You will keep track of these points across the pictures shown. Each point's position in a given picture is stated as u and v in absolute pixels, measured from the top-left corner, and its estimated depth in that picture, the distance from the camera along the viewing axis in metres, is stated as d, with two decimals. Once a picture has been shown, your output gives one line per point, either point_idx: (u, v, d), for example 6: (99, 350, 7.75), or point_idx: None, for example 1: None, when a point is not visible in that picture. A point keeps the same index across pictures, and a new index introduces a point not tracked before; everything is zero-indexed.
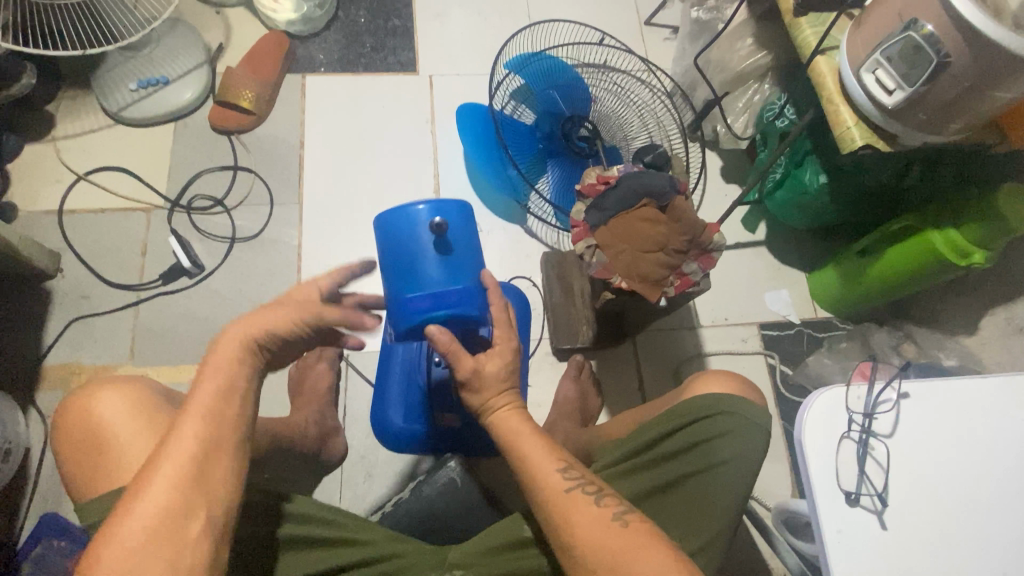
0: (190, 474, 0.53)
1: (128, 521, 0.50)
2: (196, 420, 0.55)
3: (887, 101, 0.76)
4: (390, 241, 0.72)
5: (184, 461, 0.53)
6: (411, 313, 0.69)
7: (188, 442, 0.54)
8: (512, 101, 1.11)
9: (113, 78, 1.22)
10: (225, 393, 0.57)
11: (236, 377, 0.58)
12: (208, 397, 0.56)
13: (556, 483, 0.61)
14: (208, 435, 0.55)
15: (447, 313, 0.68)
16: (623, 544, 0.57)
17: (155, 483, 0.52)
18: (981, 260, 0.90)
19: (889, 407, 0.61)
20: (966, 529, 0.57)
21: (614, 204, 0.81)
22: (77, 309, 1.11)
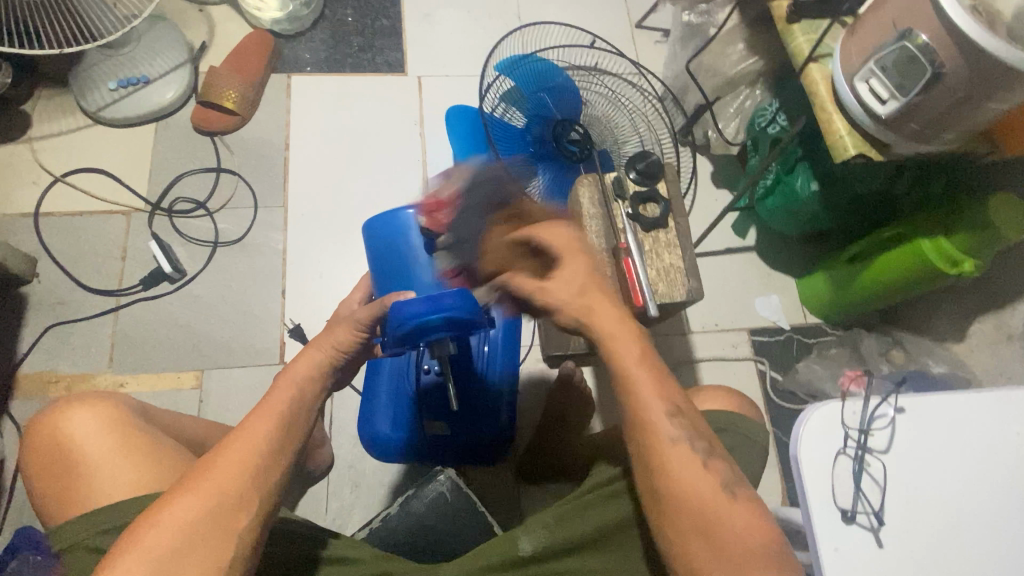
0: (235, 481, 0.51)
1: (159, 528, 0.48)
2: (250, 440, 0.53)
3: (880, 112, 0.76)
4: (383, 244, 0.80)
5: (227, 479, 0.51)
6: (400, 318, 0.62)
7: (248, 447, 0.53)
8: (502, 104, 1.09)
9: (91, 76, 1.18)
10: (284, 418, 0.55)
11: (298, 405, 0.57)
12: (266, 421, 0.55)
13: (685, 477, 0.51)
14: (256, 463, 0.52)
15: (442, 315, 0.61)
16: (725, 513, 0.50)
17: (199, 493, 0.50)
18: (971, 269, 0.90)
19: (884, 422, 0.60)
20: (962, 545, 0.56)
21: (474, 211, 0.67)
22: (54, 315, 1.07)
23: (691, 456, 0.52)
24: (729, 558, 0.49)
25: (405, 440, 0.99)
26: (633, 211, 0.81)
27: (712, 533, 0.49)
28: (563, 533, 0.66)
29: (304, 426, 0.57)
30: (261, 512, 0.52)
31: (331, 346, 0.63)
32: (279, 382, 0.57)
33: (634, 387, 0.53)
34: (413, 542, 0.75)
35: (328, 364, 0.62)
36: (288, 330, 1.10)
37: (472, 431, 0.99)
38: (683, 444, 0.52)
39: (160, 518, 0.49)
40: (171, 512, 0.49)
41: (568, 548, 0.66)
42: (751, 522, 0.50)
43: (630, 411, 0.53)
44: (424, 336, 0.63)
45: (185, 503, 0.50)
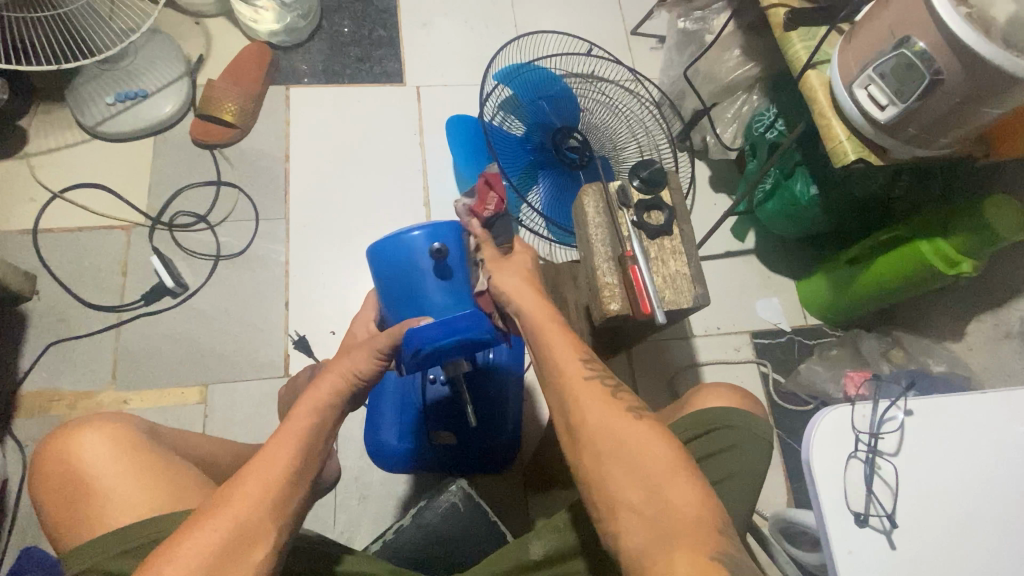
0: (255, 507, 0.51)
1: (179, 562, 0.48)
2: (270, 466, 0.54)
3: (880, 117, 0.77)
4: (388, 270, 0.77)
5: (247, 512, 0.51)
6: (415, 345, 0.63)
7: (268, 474, 0.53)
8: (501, 112, 1.10)
9: (89, 91, 1.18)
10: (302, 449, 0.55)
11: (317, 430, 0.58)
12: (285, 451, 0.55)
13: (597, 407, 0.58)
14: (275, 495, 0.52)
15: (457, 338, 0.64)
16: (637, 436, 0.56)
17: (219, 521, 0.50)
18: (969, 269, 0.91)
19: (894, 425, 0.61)
20: (971, 545, 0.57)
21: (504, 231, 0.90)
22: (55, 332, 1.07)
23: (601, 390, 0.59)
24: (640, 474, 0.54)
25: (412, 451, 1.00)
26: (637, 218, 0.81)
27: (656, 484, 0.53)
28: (571, 540, 0.67)
29: (321, 457, 0.57)
30: (279, 545, 0.52)
31: (351, 374, 0.61)
32: (298, 410, 0.58)
33: (552, 340, 0.62)
34: (428, 553, 0.75)
35: (347, 392, 0.61)
36: (292, 341, 1.10)
37: (478, 439, 1.00)
38: (594, 380, 0.60)
39: (179, 552, 0.48)
40: (189, 545, 0.49)
41: (577, 554, 0.67)
42: (657, 441, 0.56)
43: (548, 358, 0.61)
44: (438, 359, 0.66)
45: (205, 531, 0.50)
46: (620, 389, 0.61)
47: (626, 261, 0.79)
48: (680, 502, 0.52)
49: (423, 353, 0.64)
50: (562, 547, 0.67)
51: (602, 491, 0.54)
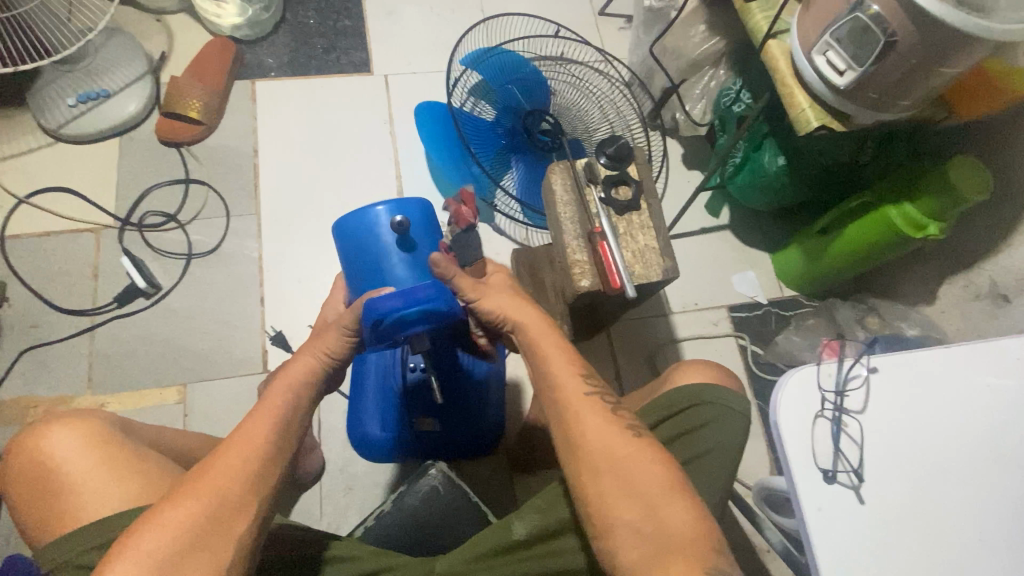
0: (235, 482, 0.51)
1: (160, 530, 0.48)
2: (250, 441, 0.54)
3: (838, 82, 0.78)
4: (352, 245, 0.76)
5: (229, 482, 0.51)
6: (377, 314, 0.62)
7: (247, 448, 0.53)
8: (471, 98, 1.09)
9: (49, 94, 1.16)
10: (281, 420, 0.56)
11: (294, 407, 0.58)
12: (264, 423, 0.55)
13: (597, 425, 0.59)
14: (255, 464, 0.53)
15: (421, 308, 0.64)
16: (633, 452, 0.58)
17: (198, 495, 0.50)
18: (937, 232, 0.92)
19: (859, 382, 0.62)
20: (937, 496, 0.58)
21: (482, 239, 0.79)
22: (28, 339, 1.05)
23: (602, 409, 0.60)
24: (641, 494, 0.55)
25: (395, 439, 1.00)
26: (605, 195, 0.82)
27: (657, 507, 0.55)
28: (558, 515, 0.67)
29: (300, 428, 0.58)
30: (260, 514, 0.52)
31: (323, 352, 0.62)
32: (276, 383, 0.58)
33: (551, 357, 0.62)
34: (410, 537, 0.75)
35: (321, 369, 0.62)
36: (269, 337, 1.09)
37: (460, 425, 1.01)
38: (593, 398, 0.61)
39: (160, 521, 0.48)
40: (173, 512, 0.49)
41: (565, 529, 0.67)
42: (654, 459, 0.58)
43: (548, 376, 0.62)
44: (401, 331, 0.64)
45: (185, 505, 0.49)
46: (619, 405, 0.62)
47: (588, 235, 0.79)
48: (679, 523, 0.54)
49: (385, 322, 0.63)
50: (549, 523, 0.67)
51: (604, 510, 0.56)
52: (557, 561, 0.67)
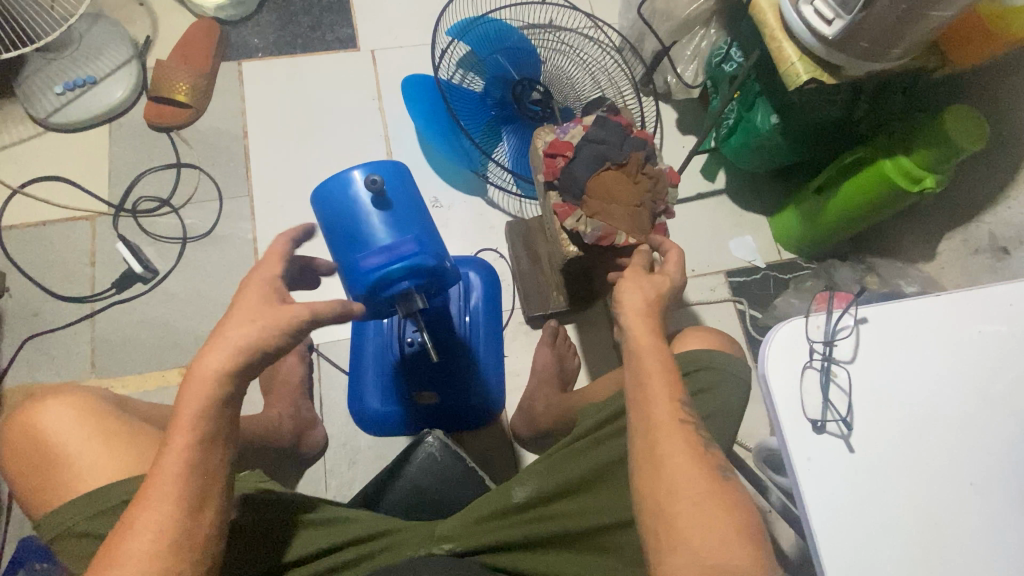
0: (178, 506, 0.50)
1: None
2: (177, 460, 0.51)
3: (827, 33, 0.76)
4: (332, 211, 0.76)
5: (169, 509, 0.49)
6: (364, 272, 0.71)
7: (177, 472, 0.50)
8: (459, 71, 1.08)
9: (37, 83, 1.16)
10: (205, 431, 0.52)
11: (214, 409, 0.52)
12: (177, 461, 0.50)
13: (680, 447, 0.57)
14: (177, 512, 0.50)
15: (404, 264, 0.70)
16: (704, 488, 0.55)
17: (145, 528, 0.49)
18: (933, 184, 0.91)
19: (848, 332, 0.62)
20: (929, 441, 0.59)
21: (598, 152, 0.78)
22: (30, 327, 1.07)
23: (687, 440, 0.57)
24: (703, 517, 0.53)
25: (395, 413, 1.03)
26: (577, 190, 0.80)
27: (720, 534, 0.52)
28: (558, 478, 0.68)
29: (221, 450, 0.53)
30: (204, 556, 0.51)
31: (240, 344, 0.53)
32: (184, 402, 0.52)
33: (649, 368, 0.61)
34: (408, 502, 0.77)
35: (241, 365, 0.53)
36: None
37: (461, 395, 1.04)
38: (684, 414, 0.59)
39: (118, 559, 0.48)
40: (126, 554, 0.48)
41: (565, 492, 0.68)
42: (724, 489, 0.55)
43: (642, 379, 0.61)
44: (387, 289, 0.71)
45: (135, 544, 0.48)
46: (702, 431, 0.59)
47: (649, 156, 0.80)
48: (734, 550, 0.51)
49: (373, 279, 0.70)
50: (550, 485, 0.68)
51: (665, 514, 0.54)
52: (553, 525, 0.66)
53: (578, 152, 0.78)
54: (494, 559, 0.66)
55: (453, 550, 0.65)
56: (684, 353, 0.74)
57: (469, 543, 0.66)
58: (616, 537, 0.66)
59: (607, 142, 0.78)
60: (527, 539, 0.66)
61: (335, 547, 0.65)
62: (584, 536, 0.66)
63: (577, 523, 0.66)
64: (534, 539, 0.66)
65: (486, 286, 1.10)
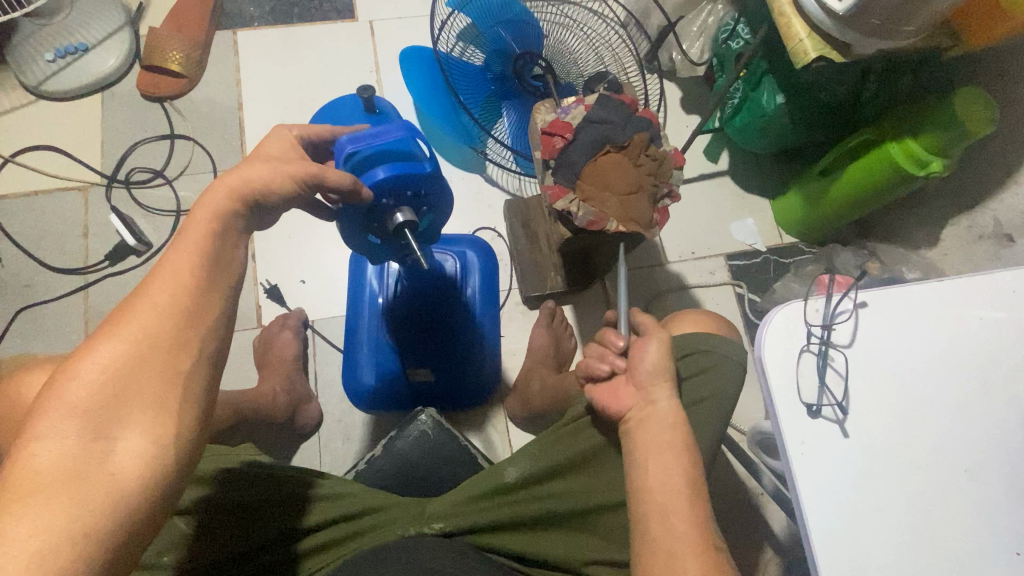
0: (173, 306, 0.46)
1: (81, 379, 0.42)
2: (174, 271, 0.47)
3: (838, 8, 0.74)
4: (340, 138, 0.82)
5: (160, 308, 0.45)
6: (345, 150, 0.62)
7: (171, 280, 0.46)
8: (459, 43, 1.05)
9: (27, 49, 1.13)
10: (208, 250, 0.49)
11: (221, 234, 0.50)
12: (189, 255, 0.48)
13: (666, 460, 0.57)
14: (186, 300, 0.46)
15: (387, 145, 0.62)
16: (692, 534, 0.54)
17: (130, 326, 0.44)
18: (940, 168, 0.89)
19: (847, 317, 0.61)
20: (925, 426, 0.58)
21: (597, 135, 0.75)
22: (24, 298, 1.06)
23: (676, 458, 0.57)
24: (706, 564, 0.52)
25: (389, 390, 1.02)
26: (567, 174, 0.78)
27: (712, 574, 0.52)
28: (550, 459, 0.68)
29: (236, 261, 0.51)
30: (205, 356, 0.46)
31: (240, 180, 0.52)
32: (196, 219, 0.50)
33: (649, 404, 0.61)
34: (400, 479, 0.77)
35: (247, 197, 0.52)
36: (264, 291, 1.09)
37: (457, 374, 1.04)
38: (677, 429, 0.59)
39: (97, 351, 0.43)
40: (107, 344, 0.43)
41: (555, 474, 0.67)
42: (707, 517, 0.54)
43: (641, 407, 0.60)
44: (364, 171, 0.62)
45: (117, 339, 0.43)
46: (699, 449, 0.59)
47: (654, 137, 0.77)
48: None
49: (357, 157, 0.62)
50: (541, 467, 0.67)
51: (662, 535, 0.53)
52: (543, 505, 0.66)
53: (575, 136, 0.76)
54: (482, 539, 0.65)
55: (442, 530, 0.65)
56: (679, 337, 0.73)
57: (459, 523, 0.65)
58: (607, 518, 0.66)
59: (608, 122, 0.76)
60: (516, 517, 0.65)
61: (331, 523, 0.65)
62: (575, 517, 0.66)
63: (566, 503, 0.66)
64: (522, 518, 0.65)
65: (484, 265, 1.09)
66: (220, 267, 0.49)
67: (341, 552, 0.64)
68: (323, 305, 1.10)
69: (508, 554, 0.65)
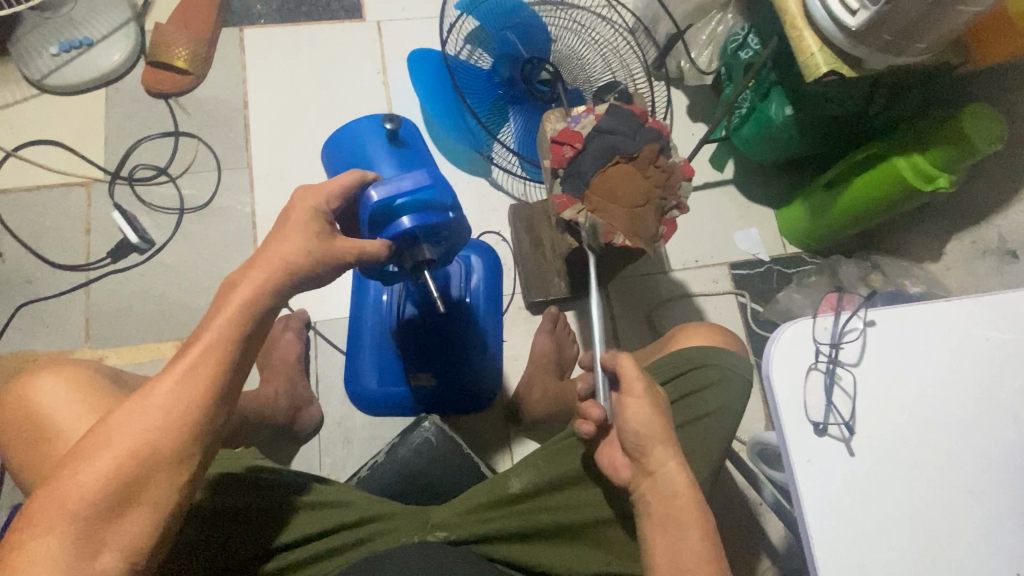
0: (181, 415, 0.48)
1: (87, 479, 0.45)
2: (191, 369, 0.49)
3: (851, 23, 0.73)
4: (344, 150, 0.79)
5: (167, 415, 0.47)
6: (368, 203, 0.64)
7: (188, 382, 0.49)
8: (467, 46, 1.05)
9: (32, 43, 1.12)
10: (228, 349, 0.50)
11: (244, 325, 0.51)
12: (210, 354, 0.50)
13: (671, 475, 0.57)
14: (196, 409, 0.49)
15: (409, 197, 0.64)
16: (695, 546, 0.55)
17: (136, 429, 0.47)
18: (945, 184, 0.90)
19: (855, 335, 0.61)
20: (931, 447, 0.58)
21: (607, 145, 0.75)
22: (24, 293, 1.05)
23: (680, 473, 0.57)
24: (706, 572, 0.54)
25: (391, 394, 1.02)
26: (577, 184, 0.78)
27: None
28: (555, 470, 0.69)
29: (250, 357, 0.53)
30: (200, 462, 0.50)
31: (280, 256, 0.54)
32: (226, 306, 0.51)
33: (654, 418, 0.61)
34: (403, 485, 0.77)
35: (279, 278, 0.53)
36: None
37: (460, 379, 1.04)
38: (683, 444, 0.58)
39: (105, 450, 0.46)
40: (114, 447, 0.46)
41: (559, 485, 0.68)
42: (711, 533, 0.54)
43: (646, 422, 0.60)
44: (389, 223, 0.65)
45: (123, 442, 0.46)
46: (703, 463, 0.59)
47: (664, 148, 0.77)
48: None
49: (381, 210, 0.64)
50: (546, 478, 0.68)
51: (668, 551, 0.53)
52: (547, 517, 0.66)
53: (585, 145, 0.76)
54: (487, 549, 0.65)
55: (448, 538, 0.65)
56: (687, 349, 0.73)
57: (463, 532, 0.65)
58: (611, 531, 0.66)
59: (618, 133, 0.76)
60: (521, 527, 0.65)
61: (331, 530, 0.64)
62: (578, 528, 0.66)
63: (571, 515, 0.66)
64: (527, 528, 0.65)
65: (488, 269, 1.09)
66: (235, 368, 0.51)
67: (340, 560, 0.63)
68: (325, 307, 1.10)
69: (511, 565, 0.65)
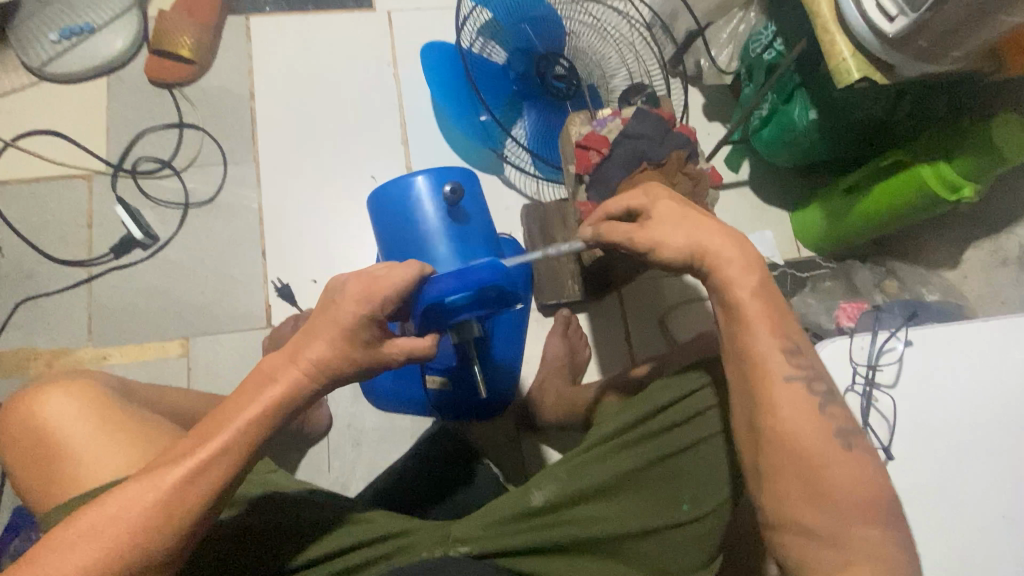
0: (181, 516, 0.49)
1: (77, 558, 0.46)
2: (202, 468, 0.50)
3: (888, 29, 0.72)
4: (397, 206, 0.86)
5: (168, 513, 0.48)
6: (431, 297, 0.63)
7: (196, 479, 0.50)
8: (480, 38, 1.00)
9: (30, 29, 1.08)
10: (237, 451, 0.51)
11: (257, 425, 0.52)
12: (225, 454, 0.51)
13: None
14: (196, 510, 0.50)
15: (473, 289, 0.64)
16: None
17: (136, 521, 0.48)
18: (971, 194, 0.88)
19: (893, 356, 0.63)
20: (965, 467, 0.60)
21: (633, 152, 0.73)
22: (24, 289, 1.02)
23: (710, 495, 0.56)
24: None
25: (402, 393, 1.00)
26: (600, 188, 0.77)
27: None
28: (580, 482, 0.66)
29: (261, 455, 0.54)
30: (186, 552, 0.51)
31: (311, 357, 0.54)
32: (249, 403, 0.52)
33: None
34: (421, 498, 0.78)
35: (309, 379, 0.54)
36: (274, 289, 1.06)
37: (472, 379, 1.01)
38: None
39: (101, 534, 0.47)
40: (109, 535, 0.47)
41: (585, 498, 0.66)
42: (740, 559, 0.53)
43: None
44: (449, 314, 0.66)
45: (119, 530, 0.47)
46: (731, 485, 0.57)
47: (691, 155, 0.75)
48: None
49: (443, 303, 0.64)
50: (570, 491, 0.66)
51: None
52: (571, 531, 0.65)
53: (611, 150, 0.74)
54: (511, 562, 0.64)
55: (470, 553, 0.63)
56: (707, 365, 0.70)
57: (486, 547, 0.63)
58: (639, 545, 0.65)
59: (646, 138, 0.74)
60: (544, 543, 0.64)
61: (351, 547, 0.63)
62: (603, 543, 0.65)
63: (595, 531, 0.65)
64: (551, 544, 0.64)
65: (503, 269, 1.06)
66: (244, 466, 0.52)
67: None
68: None
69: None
